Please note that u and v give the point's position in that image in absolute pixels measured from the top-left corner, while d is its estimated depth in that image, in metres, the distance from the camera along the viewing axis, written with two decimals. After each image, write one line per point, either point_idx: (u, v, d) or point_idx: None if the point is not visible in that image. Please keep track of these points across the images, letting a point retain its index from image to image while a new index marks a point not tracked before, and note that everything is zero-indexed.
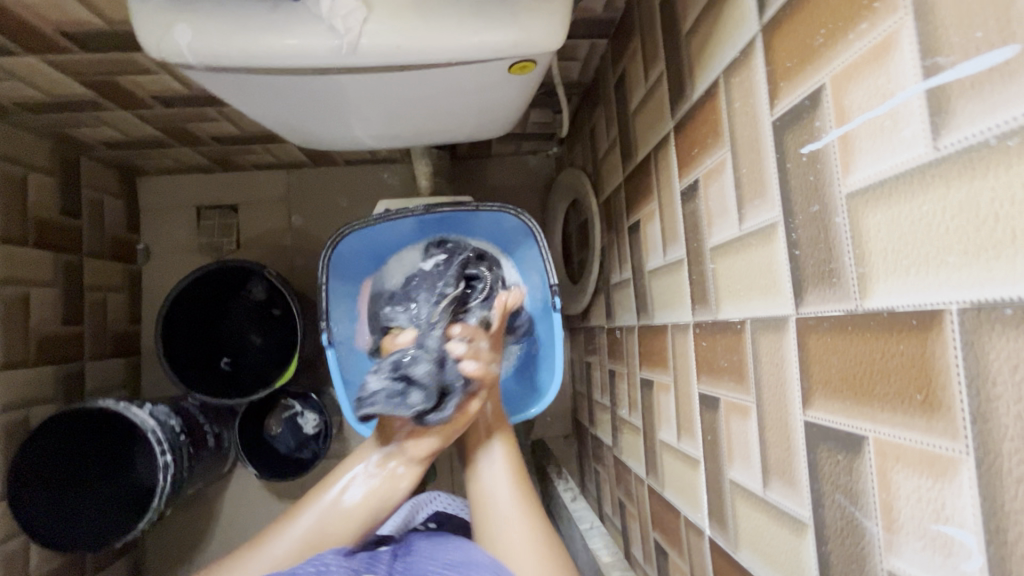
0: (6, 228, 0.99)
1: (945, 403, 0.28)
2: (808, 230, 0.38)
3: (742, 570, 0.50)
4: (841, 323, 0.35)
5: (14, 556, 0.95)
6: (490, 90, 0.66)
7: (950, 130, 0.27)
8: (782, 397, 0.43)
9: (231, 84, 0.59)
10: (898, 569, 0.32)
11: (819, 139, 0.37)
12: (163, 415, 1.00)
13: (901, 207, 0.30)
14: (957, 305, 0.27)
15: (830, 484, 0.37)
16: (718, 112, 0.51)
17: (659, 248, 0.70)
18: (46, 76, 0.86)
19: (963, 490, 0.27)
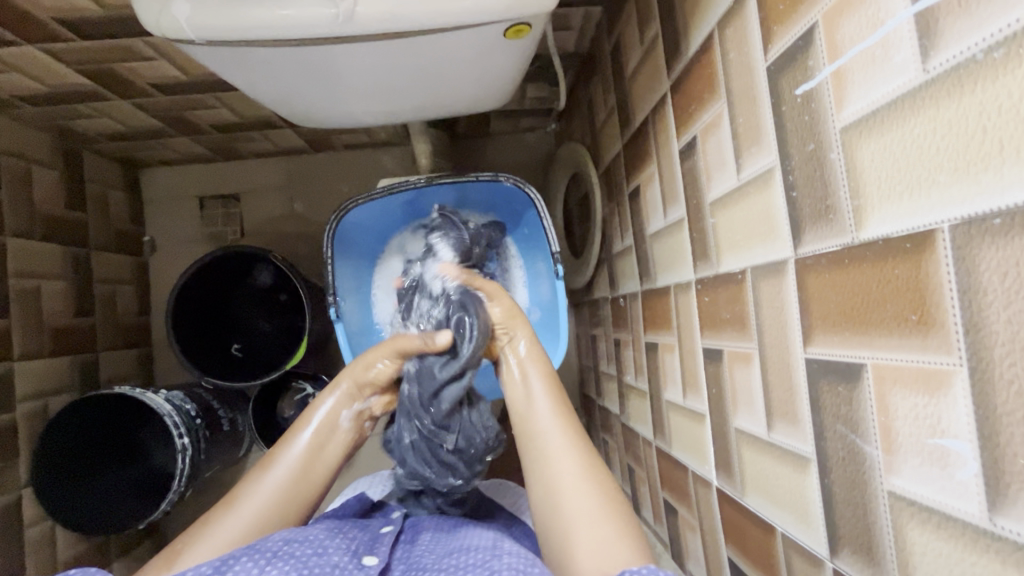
0: (14, 221, 1.00)
1: (939, 320, 0.29)
2: (804, 169, 0.39)
3: (749, 514, 0.52)
4: (839, 257, 0.36)
5: (42, 540, 0.97)
6: (487, 57, 0.66)
7: (939, 49, 0.28)
8: (783, 338, 0.44)
9: (229, 59, 0.59)
10: (898, 488, 0.33)
11: (813, 78, 0.37)
12: (177, 401, 1.02)
13: (893, 134, 0.31)
14: (948, 222, 0.28)
15: (832, 416, 0.38)
16: (713, 66, 0.51)
17: (660, 211, 0.70)
18: (46, 67, 0.87)
19: (958, 401, 0.28)
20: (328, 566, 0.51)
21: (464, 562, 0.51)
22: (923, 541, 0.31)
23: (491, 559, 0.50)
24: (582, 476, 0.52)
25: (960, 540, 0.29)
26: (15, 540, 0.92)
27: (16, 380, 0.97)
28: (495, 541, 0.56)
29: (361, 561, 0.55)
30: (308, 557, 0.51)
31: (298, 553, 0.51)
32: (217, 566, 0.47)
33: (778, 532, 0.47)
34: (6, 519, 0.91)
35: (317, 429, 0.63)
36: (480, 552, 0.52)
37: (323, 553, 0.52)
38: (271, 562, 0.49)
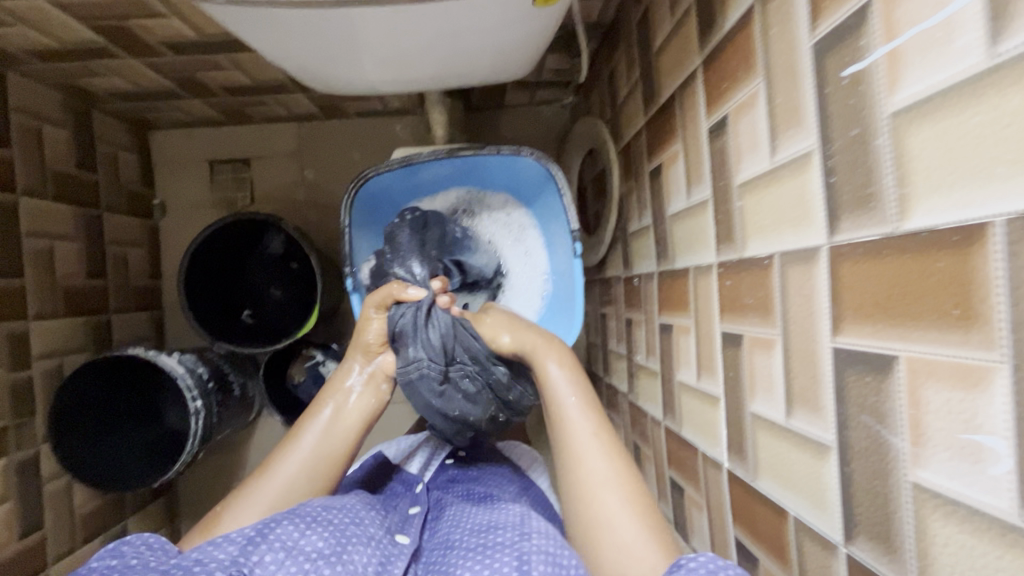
0: (26, 180, 0.99)
1: (984, 316, 0.28)
2: (846, 154, 0.38)
3: (761, 497, 0.52)
4: (878, 247, 0.35)
5: (60, 494, 1.00)
6: (512, 25, 0.64)
7: (1008, 34, 0.26)
8: (810, 326, 0.43)
9: (249, 19, 0.58)
10: (923, 480, 0.33)
11: (863, 59, 0.36)
12: (191, 363, 1.03)
13: (950, 121, 0.30)
14: (1003, 216, 0.27)
15: (857, 406, 0.38)
16: (751, 41, 0.50)
17: (682, 191, 0.69)
18: (57, 22, 0.85)
19: (997, 398, 0.28)
20: (364, 537, 0.53)
21: (493, 541, 0.51)
22: (945, 533, 0.31)
23: (521, 540, 0.50)
24: (611, 487, 0.53)
25: (986, 534, 0.29)
26: (34, 494, 0.95)
27: (32, 339, 0.98)
28: (522, 517, 0.56)
29: (394, 538, 0.57)
30: (345, 526, 0.53)
31: (335, 521, 0.53)
32: (258, 531, 0.49)
33: (790, 515, 0.47)
34: (24, 473, 0.94)
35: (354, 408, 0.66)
36: (508, 530, 0.52)
37: (358, 524, 0.54)
38: (311, 527, 0.51)
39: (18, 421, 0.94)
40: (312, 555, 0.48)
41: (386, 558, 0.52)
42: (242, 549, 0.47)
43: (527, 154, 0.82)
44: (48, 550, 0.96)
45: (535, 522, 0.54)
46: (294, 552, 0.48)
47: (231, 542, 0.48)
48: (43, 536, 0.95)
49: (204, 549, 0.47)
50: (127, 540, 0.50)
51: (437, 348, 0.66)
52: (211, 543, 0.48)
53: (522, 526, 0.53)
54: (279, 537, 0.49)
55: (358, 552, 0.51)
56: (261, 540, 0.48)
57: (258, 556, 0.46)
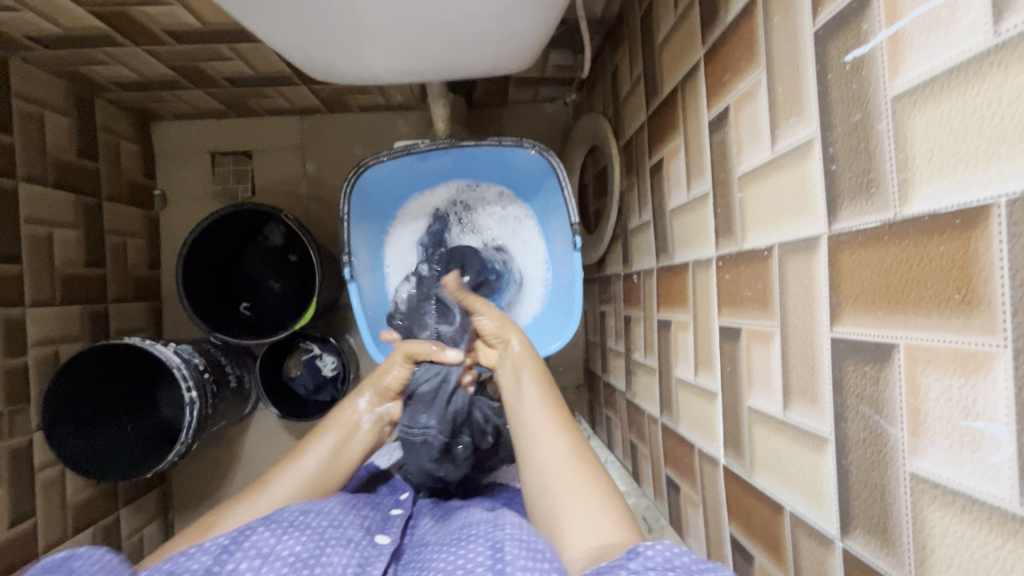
0: (27, 166, 0.99)
1: (986, 300, 0.28)
2: (847, 140, 0.37)
3: (757, 493, 0.51)
4: (878, 233, 0.35)
5: (52, 482, 0.99)
6: (514, 14, 0.64)
7: (1014, 10, 0.26)
8: (808, 317, 0.42)
9: (248, 2, 0.57)
10: (921, 470, 0.32)
11: (866, 43, 0.35)
12: (187, 354, 1.03)
13: (953, 102, 0.29)
14: (1006, 196, 0.26)
15: (855, 397, 0.37)
16: (754, 30, 0.49)
17: (683, 185, 0.69)
18: (60, 7, 0.85)
19: (997, 383, 0.27)
20: (343, 539, 0.52)
21: (470, 534, 0.51)
22: (943, 524, 0.31)
23: (494, 530, 0.49)
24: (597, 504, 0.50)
25: (985, 523, 0.28)
26: (27, 482, 0.94)
27: (28, 325, 0.98)
28: (496, 514, 0.55)
29: (374, 538, 0.56)
30: (324, 529, 0.52)
31: (314, 524, 0.52)
32: (233, 538, 0.49)
33: (786, 511, 0.47)
34: (17, 460, 0.93)
35: (340, 429, 0.66)
36: (482, 524, 0.52)
37: (338, 526, 0.53)
38: (288, 532, 0.50)
39: (11, 408, 0.93)
40: (289, 559, 0.48)
41: (366, 559, 0.52)
42: (217, 558, 0.47)
43: (530, 150, 0.82)
44: (39, 538, 0.96)
45: (508, 515, 0.54)
46: (270, 557, 0.48)
47: (205, 552, 0.48)
48: (35, 525, 0.95)
49: (177, 560, 0.47)
50: (77, 553, 0.47)
51: (445, 406, 0.67)
52: (184, 553, 0.48)
53: (490, 521, 0.52)
54: (254, 545, 0.49)
55: (335, 556, 0.50)
56: (235, 550, 0.48)
57: (232, 564, 0.47)
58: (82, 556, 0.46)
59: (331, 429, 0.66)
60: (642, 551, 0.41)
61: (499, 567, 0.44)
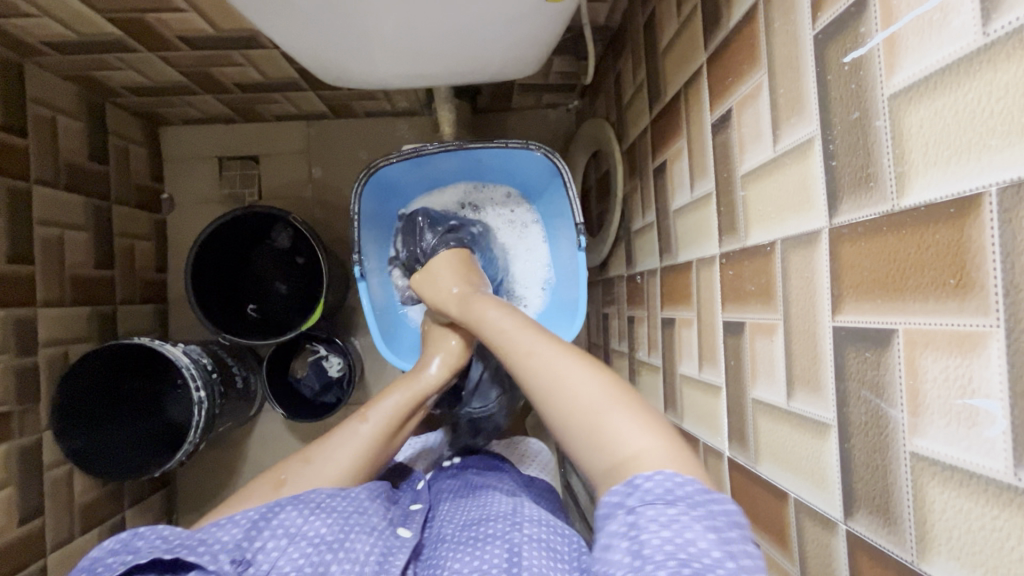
0: (40, 169, 1.01)
1: (979, 283, 0.29)
2: (847, 138, 0.39)
3: (762, 482, 0.53)
4: (877, 224, 0.36)
5: (61, 481, 1.00)
6: (523, 20, 0.66)
7: (1002, 11, 0.28)
8: (811, 308, 0.44)
9: (266, 7, 0.59)
10: (921, 449, 0.34)
11: (863, 45, 0.37)
12: (195, 355, 1.04)
13: (946, 98, 0.31)
14: (996, 185, 0.28)
15: (857, 382, 0.39)
16: (755, 35, 0.51)
17: (686, 186, 0.71)
18: (77, 14, 0.87)
19: (991, 361, 0.29)
20: (367, 527, 0.55)
21: (487, 533, 0.55)
22: (942, 499, 0.32)
23: (511, 531, 0.54)
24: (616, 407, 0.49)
25: (982, 496, 0.30)
26: (36, 480, 0.95)
27: (39, 325, 0.99)
28: (514, 507, 0.60)
29: (397, 530, 0.58)
30: (350, 514, 0.55)
31: (340, 508, 0.55)
32: (263, 514, 0.53)
33: (790, 497, 0.48)
34: (27, 458, 0.94)
35: (400, 403, 0.68)
36: (499, 521, 0.57)
37: (363, 513, 0.56)
38: (316, 513, 0.54)
39: (22, 407, 0.94)
40: (316, 542, 0.51)
41: (388, 550, 0.54)
42: (247, 533, 0.51)
43: (535, 151, 0.83)
44: (47, 536, 0.96)
45: (525, 511, 0.59)
46: (297, 538, 0.51)
47: (236, 524, 0.52)
48: (43, 523, 0.96)
49: (210, 530, 0.52)
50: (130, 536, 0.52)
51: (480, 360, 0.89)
52: (216, 524, 0.52)
53: (508, 518, 0.57)
54: (282, 523, 0.52)
55: (360, 542, 0.53)
56: (264, 526, 0.52)
57: (261, 542, 0.51)
58: (140, 538, 0.51)
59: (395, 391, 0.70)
60: (639, 484, 0.43)
61: (514, 568, 0.49)
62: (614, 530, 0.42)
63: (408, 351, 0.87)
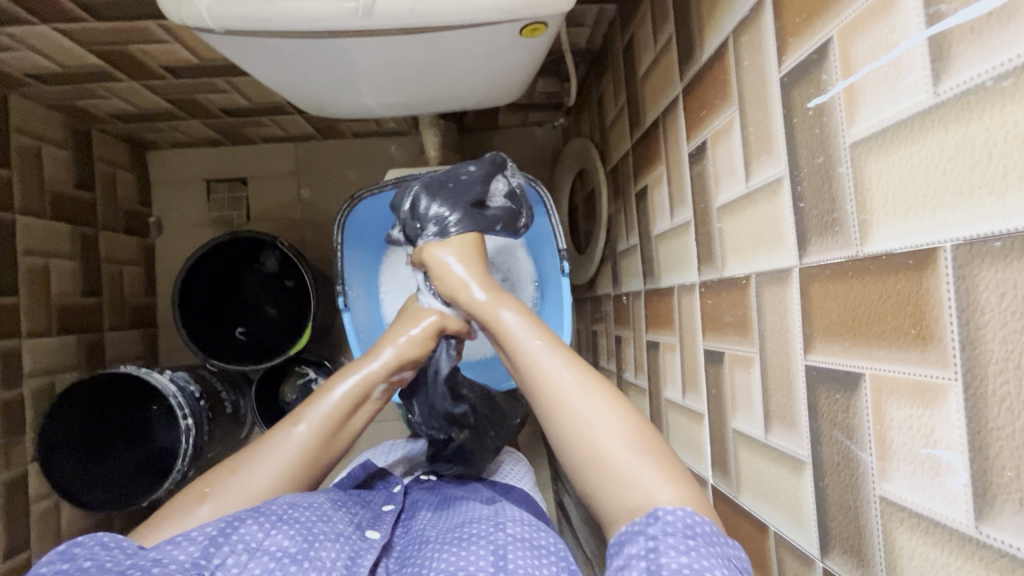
0: (24, 200, 1.01)
1: (937, 336, 0.30)
2: (813, 182, 0.40)
3: (744, 513, 0.53)
4: (843, 268, 0.37)
5: (47, 513, 0.99)
6: (502, 53, 0.66)
7: (950, 74, 0.28)
8: (785, 345, 0.45)
9: (244, 47, 0.60)
10: (889, 494, 0.34)
11: (825, 92, 0.38)
12: (183, 382, 1.03)
13: (902, 152, 0.32)
14: (951, 242, 0.29)
15: (828, 422, 0.39)
16: (726, 71, 0.52)
17: (667, 212, 0.71)
18: (60, 47, 0.87)
19: (951, 414, 0.29)
20: (332, 534, 0.53)
21: (469, 533, 0.52)
22: (911, 545, 0.32)
23: (495, 532, 0.51)
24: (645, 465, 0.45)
25: (947, 544, 0.30)
26: (22, 513, 0.94)
27: (25, 356, 0.99)
28: (494, 511, 0.57)
29: (364, 533, 0.57)
30: (314, 522, 0.53)
31: (303, 517, 0.53)
32: (221, 529, 0.49)
33: (771, 531, 0.48)
34: (13, 492, 0.93)
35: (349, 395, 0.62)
36: (482, 522, 0.54)
37: (327, 520, 0.54)
38: (277, 526, 0.51)
39: (7, 440, 0.93)
40: (278, 554, 0.49)
41: (355, 553, 0.53)
42: (204, 550, 0.47)
43: (472, 168, 0.70)
44: None
45: (507, 513, 0.57)
46: (258, 552, 0.49)
47: (192, 542, 0.48)
48: (29, 557, 0.94)
49: (164, 548, 0.47)
50: (78, 542, 0.47)
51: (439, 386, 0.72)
52: (169, 541, 0.47)
53: (491, 520, 0.54)
54: (242, 538, 0.49)
55: (325, 550, 0.51)
56: (223, 542, 0.48)
57: (220, 559, 0.47)
58: (80, 545, 0.46)
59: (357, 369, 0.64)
60: (660, 516, 0.40)
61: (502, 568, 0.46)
62: (630, 554, 0.39)
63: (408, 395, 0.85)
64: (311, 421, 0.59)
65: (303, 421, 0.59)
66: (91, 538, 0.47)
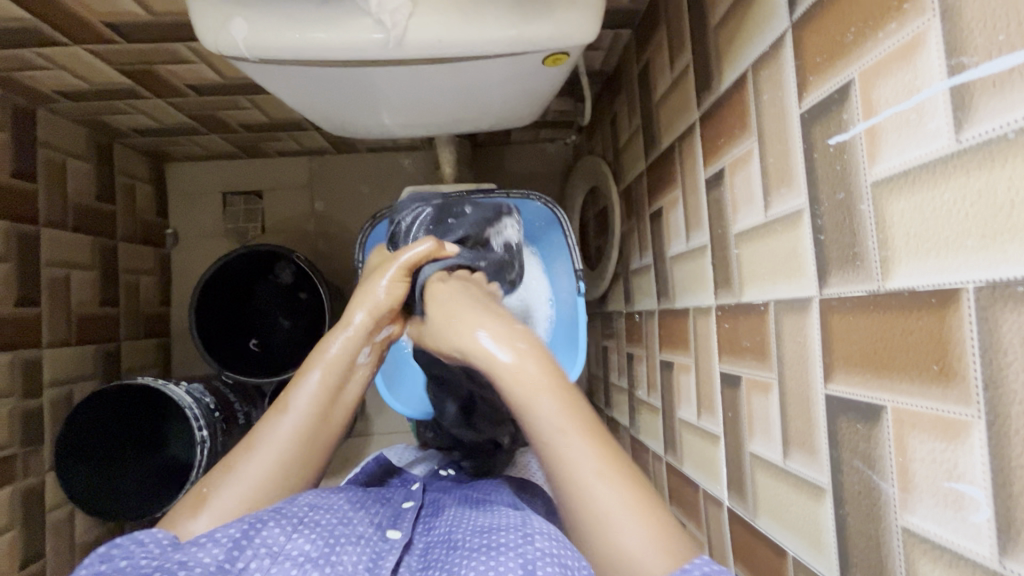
0: (48, 212, 1.03)
1: (959, 373, 0.31)
2: (833, 216, 0.41)
3: (761, 536, 0.54)
4: (864, 302, 0.38)
5: (62, 522, 1.00)
6: (523, 80, 0.68)
7: (972, 123, 0.30)
8: (804, 373, 0.45)
9: (276, 74, 0.61)
10: (912, 525, 0.35)
11: (847, 131, 0.39)
12: (198, 394, 1.04)
13: (924, 194, 0.33)
14: (973, 284, 0.30)
15: (849, 451, 0.40)
16: (746, 103, 0.53)
17: (682, 234, 0.72)
18: (90, 66, 0.89)
19: (974, 450, 0.30)
20: (353, 536, 0.52)
21: (497, 541, 0.48)
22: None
23: (523, 542, 0.47)
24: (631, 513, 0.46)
25: None
26: (38, 522, 0.95)
27: (44, 366, 1.00)
28: (523, 518, 0.53)
29: (386, 534, 0.56)
30: (334, 526, 0.52)
31: (324, 522, 0.52)
32: (244, 531, 0.47)
33: (788, 555, 0.49)
34: (30, 500, 0.94)
35: (330, 369, 0.59)
36: (510, 530, 0.49)
37: (347, 523, 0.53)
38: (299, 530, 0.50)
39: (26, 449, 0.94)
40: (299, 559, 0.47)
41: (377, 555, 0.51)
42: (228, 553, 0.46)
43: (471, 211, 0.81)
44: None
45: (536, 523, 0.51)
46: (280, 557, 0.47)
47: (216, 544, 0.46)
48: (44, 566, 0.95)
49: (188, 549, 0.46)
50: (117, 544, 0.47)
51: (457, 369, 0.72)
52: (195, 542, 0.46)
53: (519, 528, 0.49)
54: (264, 542, 0.48)
55: (346, 555, 0.49)
56: (245, 546, 0.47)
57: (243, 564, 0.46)
58: (118, 546, 0.47)
59: (330, 340, 0.60)
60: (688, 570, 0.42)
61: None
62: None
63: (410, 396, 0.87)
64: (304, 401, 0.57)
65: (312, 378, 0.58)
66: (130, 537, 0.48)
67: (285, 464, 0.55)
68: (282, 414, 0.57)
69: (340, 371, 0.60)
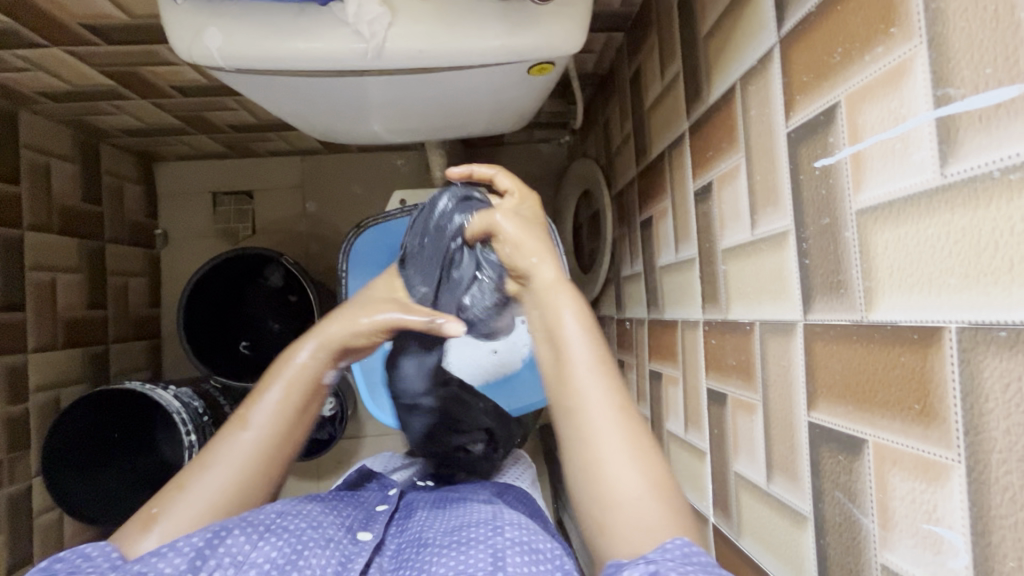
0: (33, 215, 1.01)
1: (940, 415, 0.30)
2: (818, 242, 0.40)
3: (743, 556, 0.53)
4: (847, 332, 0.37)
5: (50, 527, 1.00)
6: (509, 88, 0.67)
7: (958, 158, 0.28)
8: (788, 398, 0.45)
9: (255, 83, 0.60)
10: (891, 563, 0.34)
11: (832, 155, 0.38)
12: (186, 398, 1.03)
13: (908, 227, 0.32)
14: (956, 324, 0.29)
15: (831, 482, 0.39)
16: (734, 117, 0.52)
17: (671, 245, 0.71)
18: (72, 68, 0.87)
19: (954, 495, 0.29)
20: (322, 540, 0.51)
21: (466, 538, 0.50)
22: None
23: (494, 536, 0.49)
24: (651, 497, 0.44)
25: None
26: (25, 528, 0.95)
27: (30, 372, 0.99)
28: (493, 514, 0.55)
29: (356, 535, 0.55)
30: (302, 530, 0.51)
31: (291, 526, 0.51)
32: (207, 541, 0.47)
33: None
34: (16, 506, 0.94)
35: (291, 386, 0.56)
36: (480, 526, 0.52)
37: (316, 527, 0.53)
38: (265, 537, 0.50)
39: (12, 454, 0.94)
40: (264, 566, 0.47)
41: (346, 557, 0.51)
42: (191, 563, 0.46)
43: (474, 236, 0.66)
44: None
45: (507, 516, 0.54)
46: (245, 565, 0.47)
47: (178, 553, 0.46)
48: None
49: (148, 560, 0.46)
50: (61, 557, 0.46)
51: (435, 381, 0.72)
52: (155, 553, 0.46)
53: (489, 524, 0.52)
54: (228, 551, 0.48)
55: (313, 561, 0.49)
56: (209, 555, 0.47)
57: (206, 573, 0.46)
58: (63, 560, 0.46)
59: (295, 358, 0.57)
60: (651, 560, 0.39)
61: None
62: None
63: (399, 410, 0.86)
64: (262, 420, 0.55)
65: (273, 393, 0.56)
66: (74, 551, 0.47)
67: (238, 485, 0.53)
68: (242, 431, 0.55)
69: (302, 382, 0.57)
